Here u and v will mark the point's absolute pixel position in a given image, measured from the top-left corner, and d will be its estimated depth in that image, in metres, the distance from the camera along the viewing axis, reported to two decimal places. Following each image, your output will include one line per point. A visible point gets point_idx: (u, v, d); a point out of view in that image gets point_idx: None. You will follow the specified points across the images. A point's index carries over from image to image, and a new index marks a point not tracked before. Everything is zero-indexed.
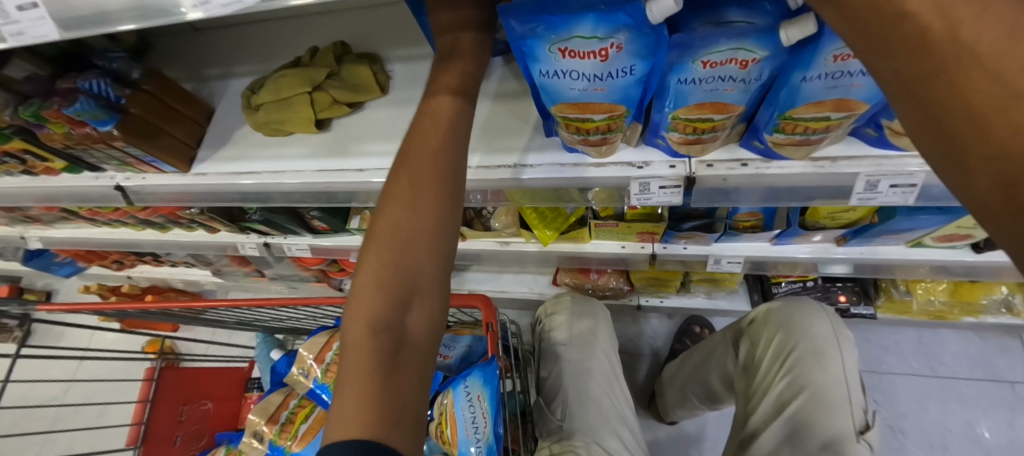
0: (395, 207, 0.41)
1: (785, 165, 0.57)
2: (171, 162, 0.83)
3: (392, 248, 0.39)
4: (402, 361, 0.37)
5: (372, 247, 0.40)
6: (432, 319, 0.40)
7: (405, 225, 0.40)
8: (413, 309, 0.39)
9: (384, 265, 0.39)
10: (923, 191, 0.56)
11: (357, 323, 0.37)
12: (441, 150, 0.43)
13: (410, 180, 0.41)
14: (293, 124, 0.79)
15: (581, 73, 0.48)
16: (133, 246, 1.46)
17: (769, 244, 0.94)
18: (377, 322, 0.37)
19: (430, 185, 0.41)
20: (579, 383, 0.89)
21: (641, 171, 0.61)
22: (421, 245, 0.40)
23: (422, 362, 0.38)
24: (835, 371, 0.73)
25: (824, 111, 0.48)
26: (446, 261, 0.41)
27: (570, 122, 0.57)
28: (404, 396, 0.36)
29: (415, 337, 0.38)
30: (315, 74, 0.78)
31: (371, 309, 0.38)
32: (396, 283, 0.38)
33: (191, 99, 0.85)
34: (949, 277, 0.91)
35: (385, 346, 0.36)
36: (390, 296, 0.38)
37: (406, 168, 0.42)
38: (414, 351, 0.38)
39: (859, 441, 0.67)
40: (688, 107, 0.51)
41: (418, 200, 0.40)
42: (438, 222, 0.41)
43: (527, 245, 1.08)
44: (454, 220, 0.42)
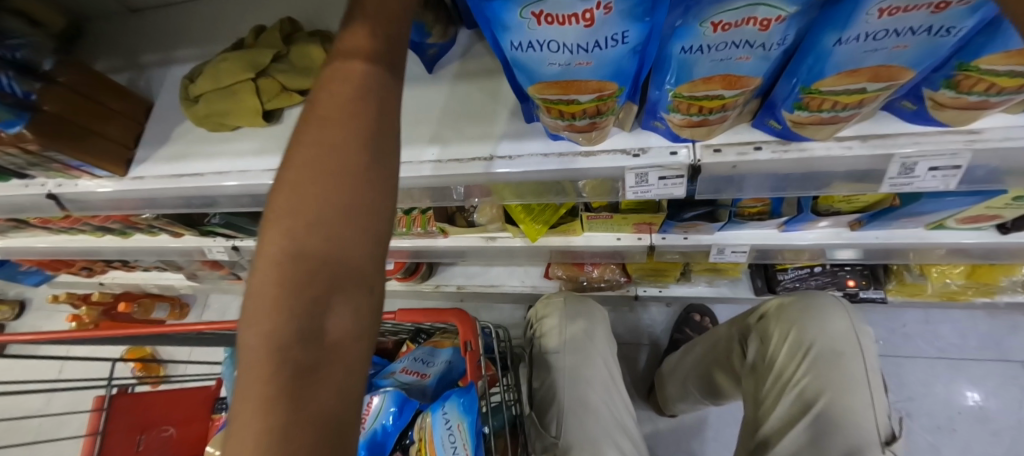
0: (303, 180, 0.31)
1: (806, 147, 0.49)
2: (105, 167, 0.72)
3: (300, 234, 0.30)
4: (319, 384, 0.27)
5: (273, 233, 0.30)
6: (360, 321, 0.30)
7: (315, 200, 0.30)
8: (331, 311, 0.29)
9: (289, 257, 0.29)
10: (967, 173, 0.48)
11: (251, 338, 0.28)
12: (364, 108, 0.34)
13: (316, 145, 0.32)
14: (238, 117, 0.69)
15: (561, 43, 0.39)
16: (94, 254, 1.36)
17: (776, 231, 0.87)
18: (279, 333, 0.27)
19: (345, 148, 0.32)
20: (575, 392, 0.83)
21: (639, 161, 0.53)
22: (337, 224, 0.30)
23: (348, 378, 0.29)
24: (856, 372, 0.69)
25: (859, 82, 0.40)
26: (379, 247, 0.32)
27: (552, 106, 0.48)
28: (322, 434, 0.26)
29: (337, 348, 0.29)
30: (258, 58, 0.67)
31: (270, 317, 0.28)
32: (303, 279, 0.29)
33: (124, 92, 0.75)
34: (969, 259, 0.84)
35: (288, 365, 0.26)
36: (299, 298, 0.28)
37: (311, 133, 0.33)
38: (333, 366, 0.28)
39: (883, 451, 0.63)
40: (693, 82, 0.42)
41: (329, 169, 0.31)
42: (362, 197, 0.31)
43: (514, 240, 0.99)
44: (382, 192, 0.33)
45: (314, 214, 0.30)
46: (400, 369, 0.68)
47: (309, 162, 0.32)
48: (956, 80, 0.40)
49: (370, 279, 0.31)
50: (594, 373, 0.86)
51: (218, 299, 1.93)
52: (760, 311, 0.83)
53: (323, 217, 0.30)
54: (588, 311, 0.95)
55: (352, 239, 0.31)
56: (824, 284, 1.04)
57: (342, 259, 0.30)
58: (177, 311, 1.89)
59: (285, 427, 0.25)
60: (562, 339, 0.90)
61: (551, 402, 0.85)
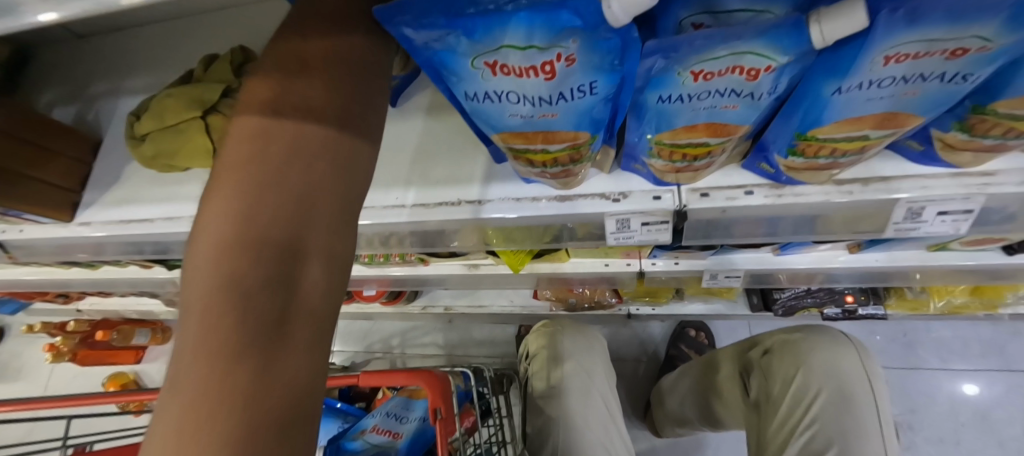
0: (274, 133, 0.32)
1: (800, 191, 0.44)
2: (47, 213, 0.67)
3: (268, 184, 0.30)
4: (289, 335, 0.27)
5: (234, 182, 0.30)
6: (332, 275, 0.31)
7: (287, 153, 0.31)
8: (304, 262, 0.29)
9: (256, 205, 0.29)
10: (979, 217, 0.43)
11: (207, 286, 0.27)
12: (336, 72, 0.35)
13: (290, 103, 0.33)
14: (187, 158, 0.64)
15: (521, 95, 0.33)
16: (61, 287, 1.29)
17: (770, 254, 0.82)
18: (244, 280, 0.27)
19: (320, 109, 0.34)
20: (569, 441, 0.80)
21: (618, 206, 0.48)
22: (311, 177, 0.31)
23: (318, 332, 0.29)
24: (868, 421, 0.67)
25: (862, 129, 0.35)
26: (347, 205, 0.33)
27: (519, 154, 0.43)
28: (289, 384, 0.26)
29: (307, 299, 0.29)
30: (206, 93, 0.62)
31: (235, 263, 0.28)
32: (274, 224, 0.29)
33: (66, 131, 0.68)
34: (975, 279, 0.80)
35: (260, 309, 0.27)
36: (266, 248, 0.28)
37: (284, 91, 0.34)
38: (307, 316, 0.28)
39: None
40: (674, 131, 0.38)
41: (303, 126, 0.33)
42: (336, 158, 0.33)
43: (497, 267, 0.94)
44: (355, 153, 0.34)
45: (284, 166, 0.31)
46: (372, 427, 0.68)
47: (279, 118, 0.33)
48: (969, 123, 0.35)
49: (341, 237, 0.32)
50: (587, 418, 0.83)
51: None
52: (765, 345, 0.80)
53: (292, 170, 0.31)
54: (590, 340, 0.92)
55: (326, 194, 0.32)
56: (822, 301, 0.99)
57: (312, 214, 0.31)
58: (159, 336, 1.87)
59: (252, 376, 0.25)
60: (553, 381, 0.87)
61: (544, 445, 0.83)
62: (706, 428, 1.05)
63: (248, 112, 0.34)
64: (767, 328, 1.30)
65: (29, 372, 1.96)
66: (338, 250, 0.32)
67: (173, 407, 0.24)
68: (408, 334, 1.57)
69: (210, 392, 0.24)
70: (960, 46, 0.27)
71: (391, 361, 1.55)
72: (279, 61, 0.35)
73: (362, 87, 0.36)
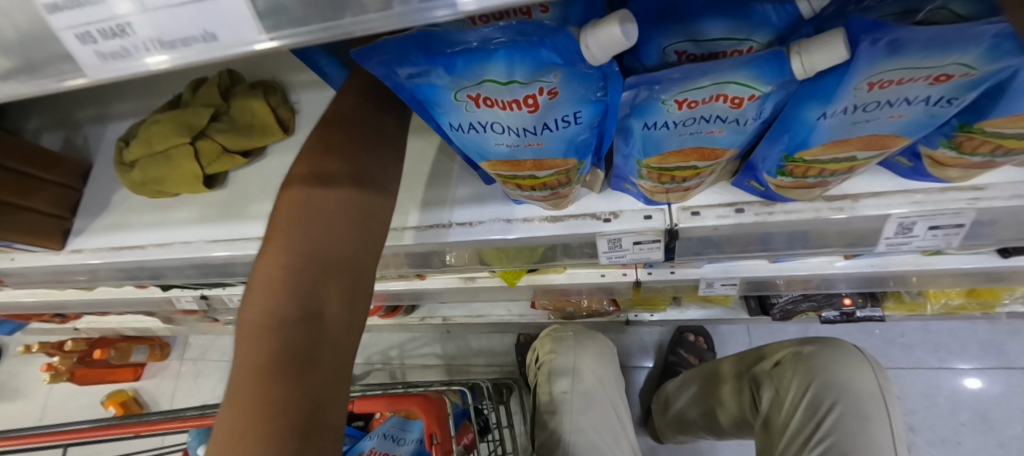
0: (307, 192, 0.40)
1: (791, 208, 0.44)
2: (38, 242, 0.66)
3: (302, 238, 0.38)
4: (317, 360, 0.35)
5: (278, 237, 0.39)
6: (350, 309, 0.38)
7: (315, 211, 0.39)
8: (328, 301, 0.37)
9: (293, 255, 0.37)
10: (971, 231, 0.43)
11: (258, 320, 0.35)
12: (356, 139, 0.43)
13: (320, 166, 0.41)
14: (175, 183, 0.63)
15: (505, 125, 0.33)
16: (56, 307, 1.28)
17: (767, 262, 0.81)
18: (284, 316, 0.35)
19: (343, 170, 0.41)
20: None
21: (609, 226, 0.48)
22: (335, 230, 0.39)
23: (338, 356, 0.36)
24: (882, 439, 0.65)
25: (849, 151, 0.35)
26: (363, 250, 0.41)
27: (507, 179, 0.43)
28: (315, 400, 0.33)
29: (331, 330, 0.36)
30: (193, 118, 0.62)
31: (277, 301, 0.36)
32: (307, 270, 0.37)
33: (55, 157, 0.68)
34: (972, 282, 0.80)
35: (294, 341, 0.34)
36: (302, 286, 0.36)
37: (316, 156, 0.42)
38: (329, 346, 0.36)
39: None
40: (661, 155, 0.37)
41: (331, 185, 0.40)
42: (354, 215, 0.40)
43: (492, 280, 0.94)
44: (371, 205, 0.42)
45: (313, 223, 0.39)
46: (369, 450, 0.69)
47: (312, 179, 0.40)
48: (957, 140, 0.35)
49: (358, 281, 0.40)
50: (596, 429, 0.80)
51: (199, 336, 1.85)
52: (776, 358, 0.79)
53: (320, 225, 0.39)
54: (596, 347, 0.89)
55: (346, 247, 0.39)
56: (819, 305, 0.99)
57: (335, 260, 0.38)
58: (158, 352, 1.84)
59: (288, 392, 0.32)
60: (554, 395, 0.84)
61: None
62: (710, 436, 1.02)
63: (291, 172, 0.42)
64: (766, 332, 1.30)
65: (27, 392, 1.94)
66: (355, 293, 0.39)
67: (229, 413, 0.32)
68: (406, 345, 1.56)
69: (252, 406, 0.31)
70: (944, 73, 0.27)
71: (391, 372, 1.55)
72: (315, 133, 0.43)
73: (376, 150, 0.44)
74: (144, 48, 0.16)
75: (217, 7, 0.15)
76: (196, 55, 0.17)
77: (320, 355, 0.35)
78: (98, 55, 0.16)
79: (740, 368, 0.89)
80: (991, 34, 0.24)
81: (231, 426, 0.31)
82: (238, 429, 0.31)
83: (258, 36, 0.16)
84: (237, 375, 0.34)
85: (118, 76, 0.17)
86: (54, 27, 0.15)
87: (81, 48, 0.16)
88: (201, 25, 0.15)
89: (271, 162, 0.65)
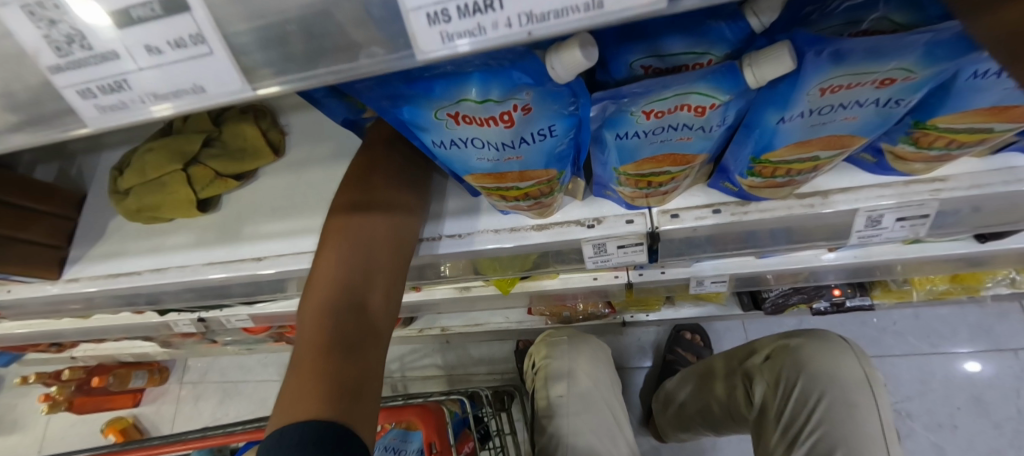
0: (354, 208, 0.45)
1: (765, 206, 0.46)
2: (35, 273, 0.66)
3: (346, 247, 0.43)
4: (361, 345, 0.39)
5: (328, 246, 0.44)
6: (388, 304, 0.44)
7: (358, 219, 0.44)
8: (370, 296, 0.42)
9: (341, 258, 0.42)
10: (936, 220, 0.45)
11: (313, 314, 0.41)
12: (396, 154, 0.49)
13: (364, 179, 0.47)
14: (169, 209, 0.64)
15: (486, 141, 0.35)
16: (54, 336, 1.28)
17: (754, 258, 0.83)
18: (333, 307, 0.40)
19: (383, 184, 0.47)
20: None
21: (593, 232, 0.49)
22: (376, 234, 0.44)
23: (377, 343, 0.41)
24: (870, 427, 0.64)
25: (812, 151, 0.37)
26: (400, 254, 0.46)
27: (491, 191, 0.44)
28: (360, 378, 0.37)
29: (372, 322, 0.41)
30: (185, 145, 0.63)
31: (327, 298, 0.41)
32: (353, 269, 0.42)
33: (48, 189, 0.69)
34: (954, 267, 0.82)
35: (342, 328, 0.39)
36: (347, 283, 0.41)
37: (364, 170, 0.48)
38: (370, 334, 0.41)
39: None
40: (637, 163, 0.39)
41: (372, 196, 0.46)
42: (393, 223, 0.45)
43: (488, 289, 0.95)
44: (405, 214, 0.47)
45: (356, 230, 0.44)
46: None
47: (354, 200, 0.46)
48: (914, 136, 0.37)
49: (394, 283, 0.45)
50: (594, 430, 0.80)
51: (198, 359, 1.84)
52: (765, 351, 0.77)
53: (361, 232, 0.44)
54: (591, 350, 0.90)
55: (385, 253, 0.44)
56: (809, 297, 1.01)
57: (378, 265, 0.44)
58: (156, 377, 1.83)
59: (338, 370, 0.37)
60: (549, 400, 0.85)
61: None
62: (710, 433, 1.03)
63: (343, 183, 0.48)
64: (762, 326, 1.31)
65: (25, 424, 1.92)
66: (392, 292, 0.44)
67: (290, 386, 0.37)
68: (406, 358, 1.56)
69: (308, 381, 0.36)
70: (887, 77, 0.29)
71: (392, 386, 1.55)
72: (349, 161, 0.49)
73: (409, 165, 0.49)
74: (142, 101, 0.19)
75: (205, 62, 0.18)
76: (185, 107, 0.19)
77: (363, 341, 0.40)
78: (98, 107, 0.19)
79: (733, 361, 0.91)
80: (923, 42, 0.26)
81: (291, 397, 0.35)
82: (294, 399, 0.35)
83: (245, 87, 0.19)
84: (295, 360, 0.39)
85: (113, 124, 0.20)
86: (58, 86, 0.18)
87: (84, 103, 0.19)
88: (194, 81, 0.18)
89: (263, 183, 0.66)
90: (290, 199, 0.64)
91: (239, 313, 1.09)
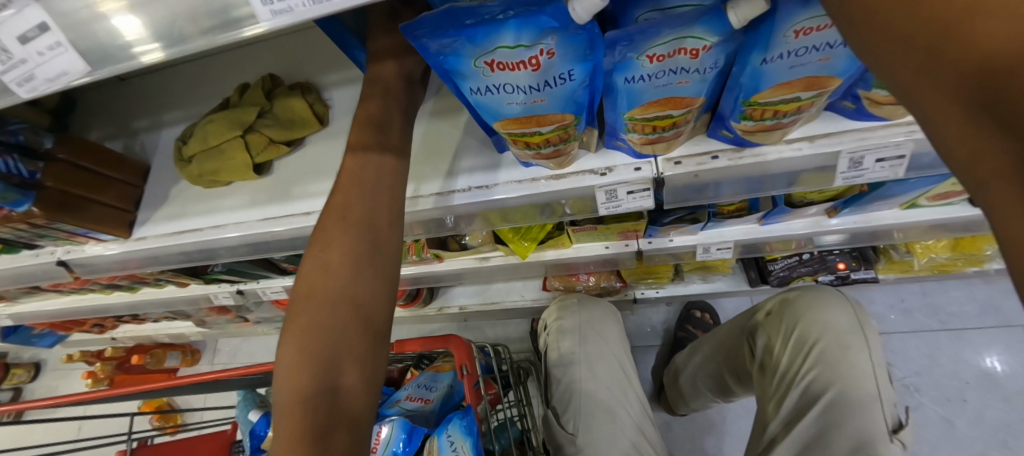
0: (317, 280, 0.45)
1: (759, 151, 0.52)
2: (110, 231, 0.76)
3: (313, 323, 0.43)
4: (334, 425, 0.39)
5: (299, 317, 0.44)
6: (366, 373, 0.43)
7: (320, 292, 0.44)
8: (343, 370, 0.42)
9: (309, 334, 0.42)
10: (913, 161, 0.50)
11: (288, 396, 0.40)
12: (354, 215, 0.47)
13: (326, 243, 0.46)
14: (228, 173, 0.73)
15: (516, 86, 0.42)
16: (104, 310, 1.38)
17: (757, 224, 0.89)
18: (303, 388, 0.40)
19: (342, 248, 0.45)
20: (580, 398, 0.81)
21: (605, 179, 0.56)
22: (341, 304, 0.43)
23: (355, 418, 0.41)
24: (861, 362, 0.68)
25: (793, 92, 0.43)
26: (373, 317, 0.45)
27: (516, 138, 0.51)
28: None
29: (347, 397, 0.41)
30: (243, 116, 0.71)
31: (301, 377, 0.41)
32: (321, 346, 0.42)
33: (120, 158, 0.78)
34: (950, 232, 0.86)
35: (315, 411, 0.39)
36: (314, 361, 0.41)
37: (326, 231, 0.47)
38: (346, 412, 0.41)
39: (893, 441, 0.62)
40: (643, 107, 0.46)
41: (332, 264, 0.45)
42: (355, 291, 0.44)
43: (507, 258, 1.02)
44: (370, 275, 0.45)
45: (320, 304, 0.43)
46: (406, 397, 0.73)
47: (318, 269, 0.45)
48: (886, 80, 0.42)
49: (374, 343, 0.44)
50: (599, 379, 0.84)
51: (228, 341, 1.94)
52: (766, 307, 0.82)
53: (325, 307, 0.43)
54: (600, 309, 0.94)
55: (354, 320, 0.44)
56: (814, 270, 1.06)
57: (352, 329, 0.43)
58: (189, 358, 1.93)
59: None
60: (561, 352, 0.89)
61: (569, 401, 0.82)
62: (720, 400, 1.09)
63: (309, 247, 0.47)
64: None
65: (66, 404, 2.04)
66: (373, 353, 0.44)
67: None
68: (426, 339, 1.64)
69: None
70: None
71: None
72: (361, 110, 0.52)
73: (370, 220, 0.47)
74: (300, 6, 0.27)
75: None
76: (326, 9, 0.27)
77: (341, 418, 0.40)
78: (270, 12, 0.28)
79: (738, 324, 0.96)
80: None
81: None
82: None
83: None
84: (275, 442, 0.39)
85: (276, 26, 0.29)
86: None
87: (263, 8, 0.28)
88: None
89: (310, 150, 0.74)
90: (335, 162, 0.72)
91: (276, 284, 1.17)
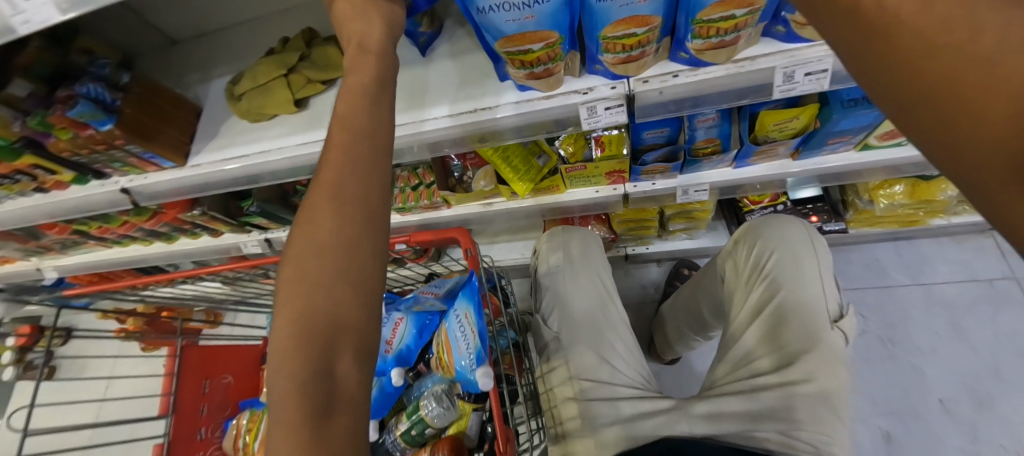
0: (304, 257, 0.37)
1: (710, 70, 0.64)
2: (170, 157, 0.89)
3: (300, 309, 0.36)
4: (332, 422, 0.33)
5: (286, 302, 0.37)
6: (364, 362, 0.36)
7: (309, 272, 0.37)
8: (339, 358, 0.35)
9: (298, 322, 0.35)
10: (834, 74, 0.62)
11: (280, 389, 0.34)
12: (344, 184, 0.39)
13: (311, 217, 0.38)
14: (272, 107, 0.86)
15: (511, 3, 0.54)
16: (142, 261, 1.52)
17: (730, 168, 1.00)
18: (296, 379, 0.34)
19: (330, 221, 0.38)
20: (564, 302, 0.91)
21: (587, 96, 0.68)
22: (333, 284, 0.36)
23: (356, 412, 0.35)
24: (808, 265, 0.79)
25: (729, 10, 0.54)
26: (369, 299, 0.37)
27: (513, 57, 0.63)
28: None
29: (345, 391, 0.35)
30: (287, 59, 0.85)
31: (293, 369, 0.34)
32: (313, 333, 0.35)
33: (179, 99, 0.92)
34: (901, 174, 0.97)
35: (311, 409, 0.33)
36: (306, 351, 0.34)
37: (311, 205, 0.39)
38: (346, 405, 0.34)
39: (833, 328, 0.74)
40: (612, 25, 0.57)
41: (320, 239, 0.37)
42: (346, 270, 0.37)
43: (508, 203, 1.14)
44: (363, 251, 0.38)
45: (310, 285, 0.36)
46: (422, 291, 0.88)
47: (303, 248, 0.37)
48: None
49: (373, 324, 0.37)
50: (584, 290, 0.91)
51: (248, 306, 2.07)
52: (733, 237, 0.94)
53: (315, 288, 0.36)
54: (582, 234, 1.00)
55: (347, 299, 0.36)
56: None
57: (347, 312, 0.36)
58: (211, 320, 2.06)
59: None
60: (549, 267, 0.97)
61: (554, 305, 0.92)
62: (699, 336, 1.18)
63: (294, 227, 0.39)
64: None
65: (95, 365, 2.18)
66: (374, 343, 0.37)
67: None
68: None
69: None
70: None
71: None
72: None
73: (360, 187, 0.39)
74: None
75: None
76: None
77: (339, 411, 0.34)
78: None
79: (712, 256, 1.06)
80: None
81: None
82: None
83: None
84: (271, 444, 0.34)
85: None
86: None
87: None
88: None
89: None
90: None
91: None
